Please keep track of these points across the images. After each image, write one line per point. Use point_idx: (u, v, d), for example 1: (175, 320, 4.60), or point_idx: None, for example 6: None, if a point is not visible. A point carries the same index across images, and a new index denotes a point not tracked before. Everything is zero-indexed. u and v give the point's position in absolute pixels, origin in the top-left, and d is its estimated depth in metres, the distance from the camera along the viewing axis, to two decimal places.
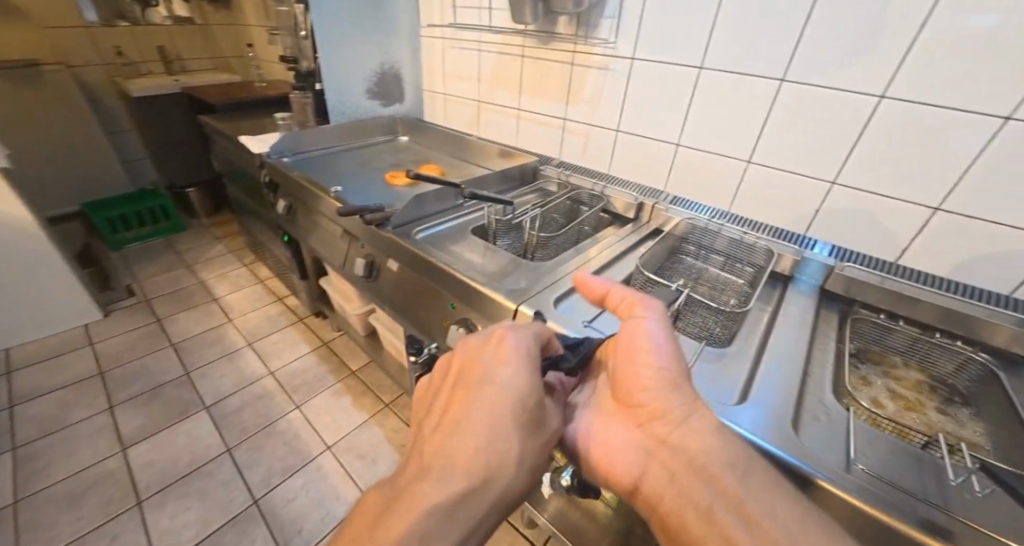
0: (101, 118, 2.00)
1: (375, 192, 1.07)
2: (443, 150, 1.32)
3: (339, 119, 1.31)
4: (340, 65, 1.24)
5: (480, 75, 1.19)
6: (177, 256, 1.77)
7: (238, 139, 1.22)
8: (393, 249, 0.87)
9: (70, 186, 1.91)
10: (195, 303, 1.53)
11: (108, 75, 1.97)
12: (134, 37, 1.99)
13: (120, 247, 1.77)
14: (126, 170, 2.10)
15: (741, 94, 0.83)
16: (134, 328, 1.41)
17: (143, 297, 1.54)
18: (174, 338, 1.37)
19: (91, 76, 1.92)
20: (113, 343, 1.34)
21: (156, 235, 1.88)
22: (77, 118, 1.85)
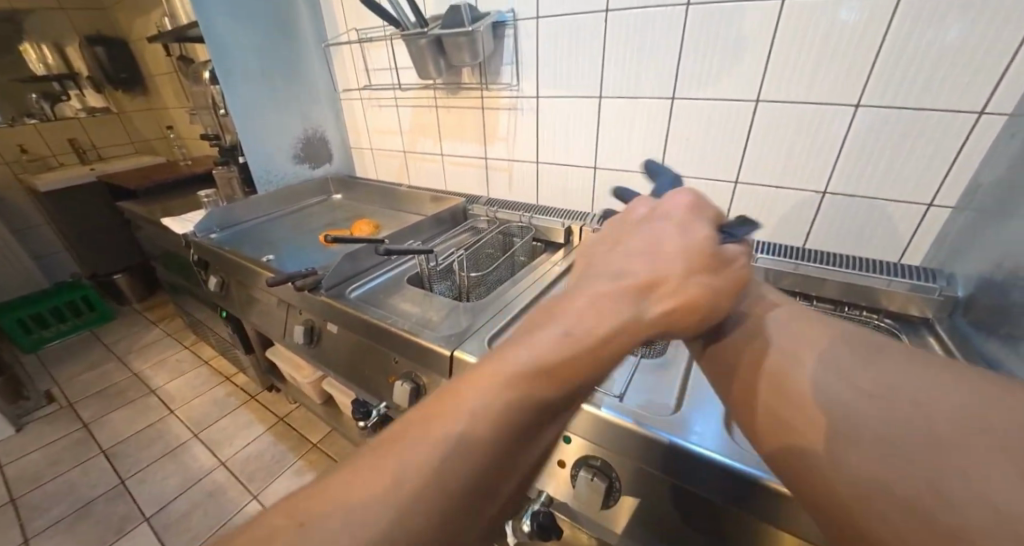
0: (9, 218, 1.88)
1: (310, 255, 1.05)
2: (379, 203, 1.32)
3: (268, 187, 1.30)
4: (263, 135, 1.24)
5: (402, 129, 1.23)
6: (105, 350, 1.64)
7: (160, 221, 1.18)
8: (328, 310, 0.84)
9: None
10: (128, 399, 1.40)
11: (14, 174, 1.87)
12: (41, 133, 1.92)
13: (38, 347, 1.64)
14: (38, 267, 1.96)
15: (637, 114, 0.89)
16: (56, 440, 1.27)
17: (66, 402, 1.40)
18: (104, 444, 1.25)
19: None
20: (31, 463, 1.20)
21: (81, 329, 1.76)
22: None
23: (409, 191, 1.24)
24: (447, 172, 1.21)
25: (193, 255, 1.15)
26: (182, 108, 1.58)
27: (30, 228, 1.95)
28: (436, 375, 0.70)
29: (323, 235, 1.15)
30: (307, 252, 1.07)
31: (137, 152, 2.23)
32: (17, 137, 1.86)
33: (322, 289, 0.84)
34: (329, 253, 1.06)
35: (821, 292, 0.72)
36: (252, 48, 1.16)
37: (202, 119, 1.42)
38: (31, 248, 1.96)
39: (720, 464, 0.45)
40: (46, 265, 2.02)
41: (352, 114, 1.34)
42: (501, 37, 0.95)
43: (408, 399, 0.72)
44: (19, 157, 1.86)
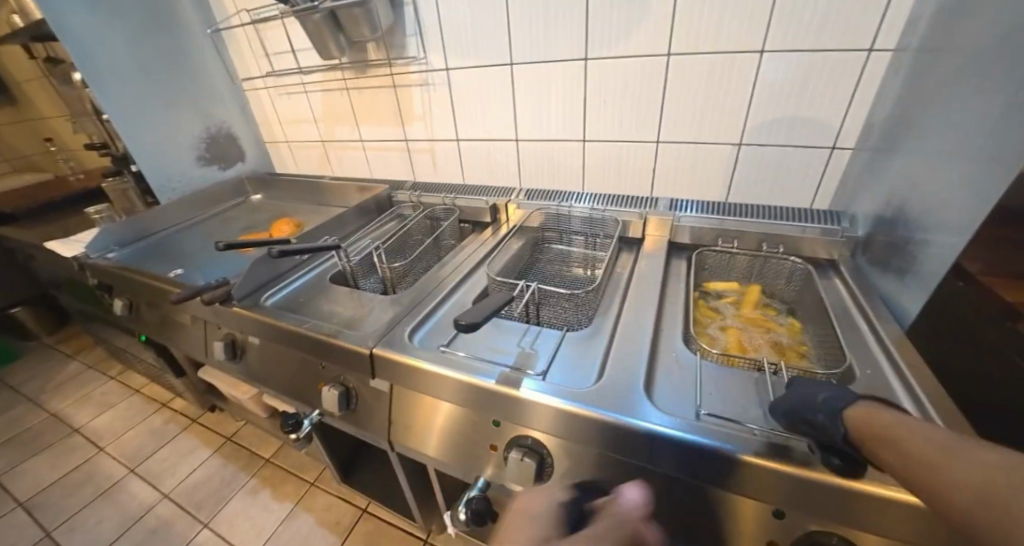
0: None
1: (224, 265, 0.97)
2: (303, 200, 1.24)
3: (173, 195, 1.18)
4: (158, 137, 1.11)
5: (315, 117, 1.14)
6: (14, 393, 1.48)
7: (46, 246, 1.05)
8: (243, 322, 0.78)
9: None
10: (48, 444, 1.28)
11: None
12: None
13: None
14: None
15: (552, 78, 0.86)
16: None
17: None
18: (24, 495, 1.14)
19: None
20: None
21: None
22: None
23: (332, 183, 1.16)
24: (369, 158, 1.14)
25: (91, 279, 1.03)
26: (59, 115, 1.39)
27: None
28: (362, 375, 0.66)
29: (239, 239, 1.06)
30: (221, 261, 0.99)
31: (17, 170, 1.99)
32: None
33: (233, 300, 0.77)
34: (244, 260, 0.97)
35: (740, 243, 0.73)
36: (127, 39, 1.02)
37: (83, 126, 1.25)
38: None
39: (639, 429, 0.46)
40: None
41: (259, 105, 1.22)
42: (400, 6, 0.88)
43: (336, 404, 0.68)
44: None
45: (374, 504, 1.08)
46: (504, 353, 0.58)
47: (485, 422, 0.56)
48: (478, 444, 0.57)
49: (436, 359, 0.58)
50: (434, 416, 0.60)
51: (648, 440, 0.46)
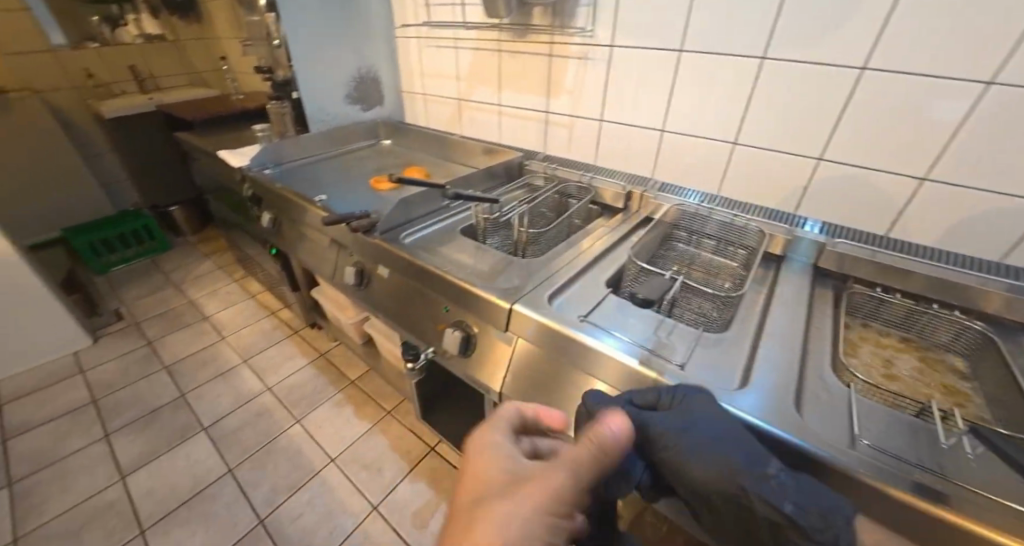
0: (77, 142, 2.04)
1: (360, 197, 1.05)
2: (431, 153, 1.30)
3: (319, 127, 1.29)
4: (317, 74, 1.22)
5: (458, 74, 1.18)
6: (165, 276, 1.84)
7: (219, 155, 1.22)
8: (377, 254, 0.86)
9: (49, 216, 1.97)
10: (186, 324, 1.57)
11: (80, 98, 1.99)
12: (103, 59, 2.00)
13: (106, 270, 1.86)
14: (106, 193, 2.15)
15: (719, 72, 0.82)
16: (126, 353, 1.46)
17: (132, 320, 1.60)
18: (166, 362, 1.41)
19: (61, 99, 1.95)
20: (106, 371, 1.39)
21: (144, 255, 1.97)
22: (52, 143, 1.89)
23: (463, 142, 1.21)
24: (503, 123, 1.17)
25: (248, 190, 1.19)
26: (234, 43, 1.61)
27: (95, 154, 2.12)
28: (487, 324, 0.72)
29: (375, 178, 1.15)
30: (356, 192, 1.07)
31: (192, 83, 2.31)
32: (83, 62, 1.95)
33: (374, 231, 0.84)
34: (377, 196, 1.05)
35: (904, 283, 0.67)
36: None
37: (257, 53, 1.41)
38: (100, 175, 2.15)
39: (755, 427, 0.47)
40: (114, 192, 2.20)
41: (408, 53, 1.28)
42: None
43: (456, 346, 0.73)
44: (85, 82, 1.98)
45: (443, 445, 1.16)
46: (640, 336, 0.61)
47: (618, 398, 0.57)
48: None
49: (564, 323, 0.62)
50: (567, 378, 0.62)
51: (791, 455, 0.45)
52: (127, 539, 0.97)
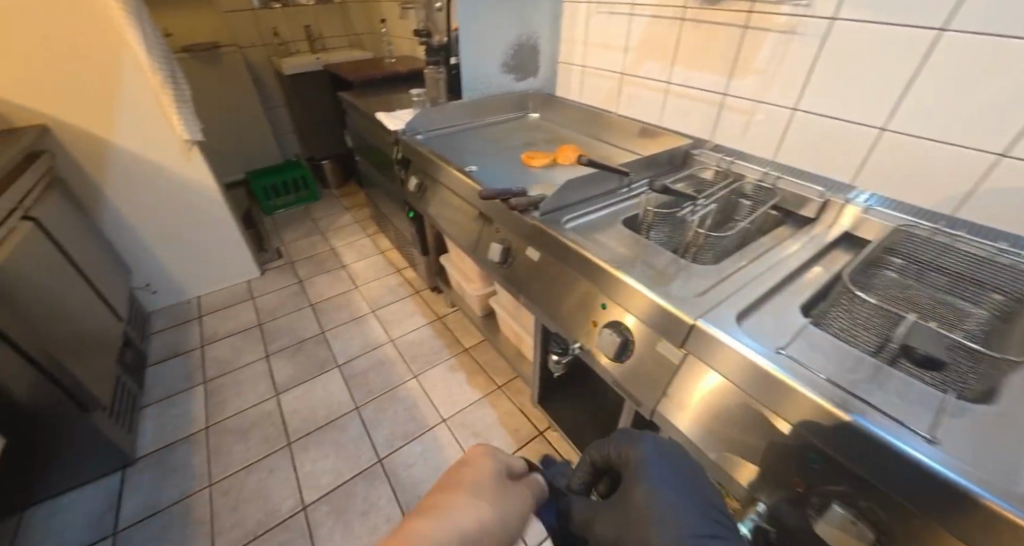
0: (263, 97, 2.62)
1: (508, 171, 1.03)
2: (583, 134, 1.27)
3: (473, 94, 1.31)
4: (478, 40, 1.21)
5: (627, 46, 1.11)
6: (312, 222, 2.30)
7: (377, 116, 1.31)
8: (530, 233, 0.84)
9: (236, 159, 2.55)
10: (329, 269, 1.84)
11: (268, 53, 2.51)
12: (288, 20, 2.48)
13: (271, 212, 2.45)
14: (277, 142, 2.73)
15: (1003, 61, 0.60)
16: (284, 288, 1.74)
17: (289, 259, 1.95)
18: (313, 300, 1.64)
19: (255, 55, 2.48)
20: (271, 300, 1.67)
21: (298, 202, 2.54)
22: (242, 91, 2.41)
23: (620, 123, 1.15)
24: (668, 105, 1.08)
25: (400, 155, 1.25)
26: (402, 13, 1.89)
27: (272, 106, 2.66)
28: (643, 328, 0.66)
29: (523, 153, 1.13)
30: (502, 165, 1.06)
31: (351, 44, 2.73)
32: (273, 22, 2.45)
33: (531, 209, 0.81)
34: (525, 172, 1.03)
35: None
36: None
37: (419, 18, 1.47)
38: (276, 127, 2.75)
39: None
40: (282, 142, 2.80)
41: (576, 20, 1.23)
42: None
43: (612, 348, 0.68)
44: (272, 40, 2.48)
45: (550, 431, 1.15)
46: (861, 387, 0.49)
47: (800, 433, 0.50)
48: (718, 412, 0.57)
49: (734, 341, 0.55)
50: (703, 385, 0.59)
51: None
52: (276, 446, 1.12)
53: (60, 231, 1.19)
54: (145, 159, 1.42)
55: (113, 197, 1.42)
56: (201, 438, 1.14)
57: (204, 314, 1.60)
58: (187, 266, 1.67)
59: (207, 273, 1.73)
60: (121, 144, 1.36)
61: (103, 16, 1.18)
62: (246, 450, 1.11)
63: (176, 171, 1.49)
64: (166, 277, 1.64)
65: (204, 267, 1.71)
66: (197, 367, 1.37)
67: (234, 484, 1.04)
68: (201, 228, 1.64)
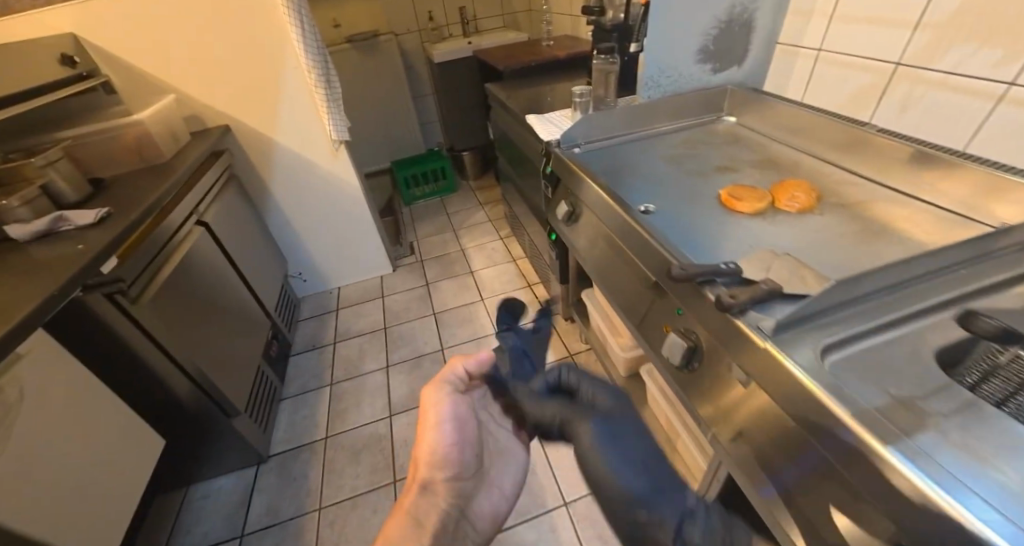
0: (414, 85, 2.68)
1: (697, 218, 0.72)
2: (818, 156, 0.87)
3: (651, 94, 1.00)
4: (677, 20, 0.90)
5: (922, 23, 0.74)
6: (448, 217, 2.47)
7: (528, 121, 1.19)
8: (724, 345, 0.53)
9: (386, 149, 2.69)
10: (457, 273, 1.94)
11: (421, 39, 2.53)
12: (443, 3, 2.46)
13: (411, 201, 2.62)
14: (423, 130, 2.82)
15: None
16: (411, 289, 1.85)
17: (420, 257, 2.10)
18: (435, 308, 1.71)
19: (409, 43, 2.53)
20: (397, 301, 1.78)
21: (438, 194, 2.67)
22: (396, 81, 2.49)
23: (896, 148, 0.73)
24: (995, 117, 0.69)
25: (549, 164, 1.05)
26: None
27: (422, 95, 2.73)
28: (798, 428, 0.43)
29: (721, 189, 0.78)
30: (687, 205, 0.76)
31: (504, 25, 2.63)
32: (429, 6, 2.44)
33: (754, 322, 0.48)
34: (725, 225, 0.70)
35: None
36: None
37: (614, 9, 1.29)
38: (423, 115, 2.81)
39: None
40: (427, 129, 2.87)
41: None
42: None
43: None
44: (427, 25, 2.49)
45: None
46: None
47: None
48: None
49: None
50: None
51: None
52: (383, 481, 1.07)
53: (230, 226, 1.28)
54: (299, 156, 1.49)
55: (278, 192, 1.55)
56: (319, 449, 1.17)
57: (341, 307, 1.76)
58: (333, 259, 1.81)
59: (347, 267, 1.85)
60: (283, 142, 1.45)
61: (267, 11, 1.21)
62: (356, 478, 1.09)
63: (326, 168, 1.56)
64: (316, 268, 1.80)
65: (345, 261, 1.83)
66: (327, 367, 1.46)
67: (339, 516, 1.01)
68: (345, 222, 1.72)
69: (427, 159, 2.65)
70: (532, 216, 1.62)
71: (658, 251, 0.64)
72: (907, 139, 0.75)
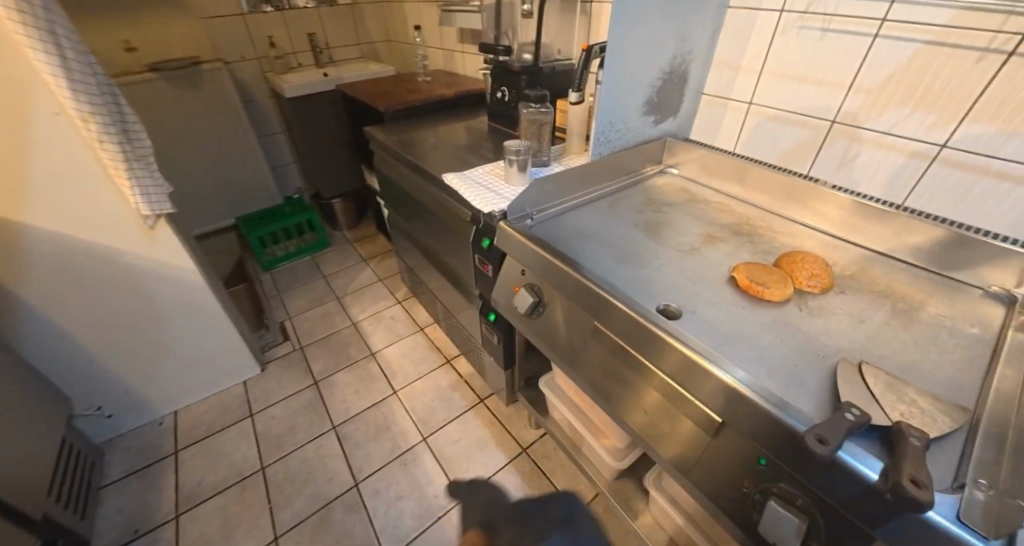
0: (257, 121, 2.15)
1: (721, 318, 0.58)
2: (776, 212, 0.84)
3: (602, 149, 0.87)
4: (626, 70, 0.79)
5: (855, 83, 0.75)
6: (326, 281, 2.00)
7: (444, 179, 0.94)
8: (880, 516, 0.38)
9: (226, 204, 2.09)
10: (353, 360, 1.53)
11: (262, 69, 2.05)
12: (286, 26, 2.03)
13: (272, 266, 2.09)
14: (275, 175, 2.29)
15: None
16: (294, 394, 1.40)
17: (298, 344, 1.62)
18: (336, 421, 1.28)
19: (244, 72, 2.02)
20: (273, 420, 1.30)
21: (305, 252, 2.17)
22: (234, 120, 1.95)
23: (864, 205, 0.72)
24: (930, 173, 0.72)
25: (486, 237, 0.84)
26: (451, 21, 1.54)
27: (271, 134, 2.22)
28: None
29: (726, 269, 0.66)
30: (699, 298, 0.61)
31: (364, 55, 2.33)
32: (267, 29, 1.99)
33: (967, 478, 0.38)
34: (759, 326, 0.57)
35: None
36: None
37: (516, 52, 1.17)
38: (273, 158, 2.29)
39: None
40: (280, 173, 2.35)
41: (750, 37, 0.86)
42: None
43: None
44: (268, 52, 2.02)
45: None
46: None
47: None
48: None
49: None
50: None
51: None
52: None
53: None
54: (77, 242, 0.97)
55: (40, 300, 0.99)
56: None
57: (184, 447, 1.23)
58: (154, 376, 1.25)
59: (182, 380, 1.32)
60: (40, 225, 0.92)
61: None
62: None
63: (130, 254, 1.06)
64: (127, 395, 1.23)
65: (178, 374, 1.30)
66: None
67: None
68: (173, 321, 1.21)
69: (286, 213, 2.16)
70: (443, 281, 1.35)
71: (716, 383, 0.48)
72: (864, 197, 0.74)
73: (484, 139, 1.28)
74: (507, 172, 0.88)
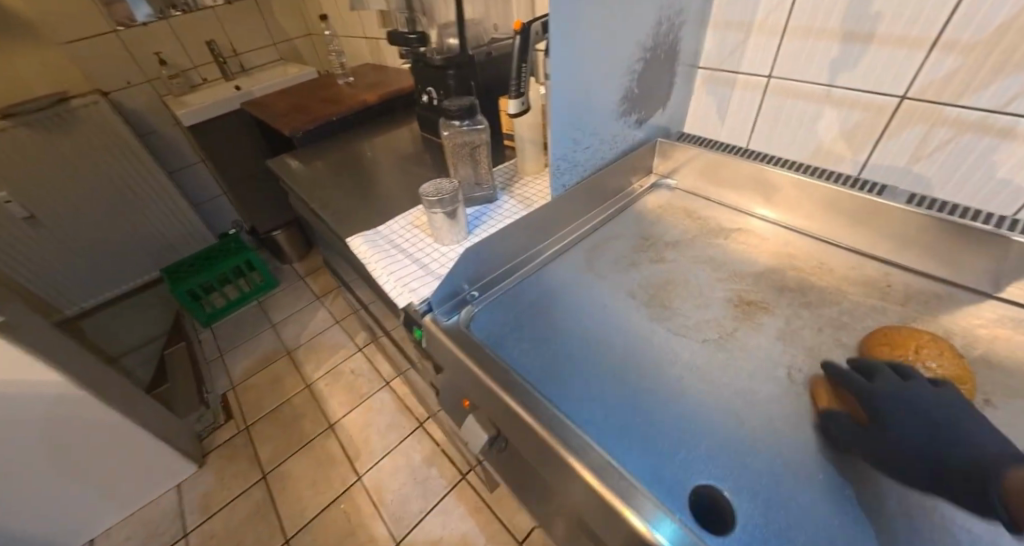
0: (163, 155, 1.81)
1: (798, 512, 0.33)
2: (824, 238, 0.57)
3: (565, 179, 0.60)
4: (585, 60, 0.50)
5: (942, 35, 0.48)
6: (274, 331, 1.71)
7: (349, 241, 0.66)
8: None
9: (144, 259, 1.78)
10: (308, 438, 1.27)
11: (155, 92, 1.69)
12: (175, 36, 1.66)
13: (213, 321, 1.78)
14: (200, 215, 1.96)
15: None
16: (238, 496, 1.16)
17: (241, 423, 1.35)
18: (288, 532, 1.06)
19: (132, 99, 1.65)
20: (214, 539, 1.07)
21: (250, 297, 1.87)
22: (133, 160, 1.61)
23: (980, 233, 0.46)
24: None
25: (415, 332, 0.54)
26: (359, 6, 1.18)
27: (184, 167, 1.87)
28: None
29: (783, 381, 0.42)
30: (751, 462, 0.36)
31: (281, 56, 1.97)
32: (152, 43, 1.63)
33: None
34: (870, 531, 0.32)
35: None
36: None
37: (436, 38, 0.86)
38: (194, 194, 1.95)
39: None
40: (206, 210, 2.02)
41: None
42: None
43: None
44: (159, 71, 1.66)
45: None
46: None
47: None
48: None
49: None
50: None
51: None
52: None
53: None
54: None
55: None
56: None
57: None
58: (47, 515, 1.00)
59: (91, 507, 1.07)
60: None
61: None
62: None
63: None
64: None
65: (82, 502, 1.05)
66: None
67: None
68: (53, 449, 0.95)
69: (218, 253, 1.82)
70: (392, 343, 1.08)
71: None
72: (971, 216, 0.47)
73: (418, 158, 0.98)
74: (440, 227, 0.59)
